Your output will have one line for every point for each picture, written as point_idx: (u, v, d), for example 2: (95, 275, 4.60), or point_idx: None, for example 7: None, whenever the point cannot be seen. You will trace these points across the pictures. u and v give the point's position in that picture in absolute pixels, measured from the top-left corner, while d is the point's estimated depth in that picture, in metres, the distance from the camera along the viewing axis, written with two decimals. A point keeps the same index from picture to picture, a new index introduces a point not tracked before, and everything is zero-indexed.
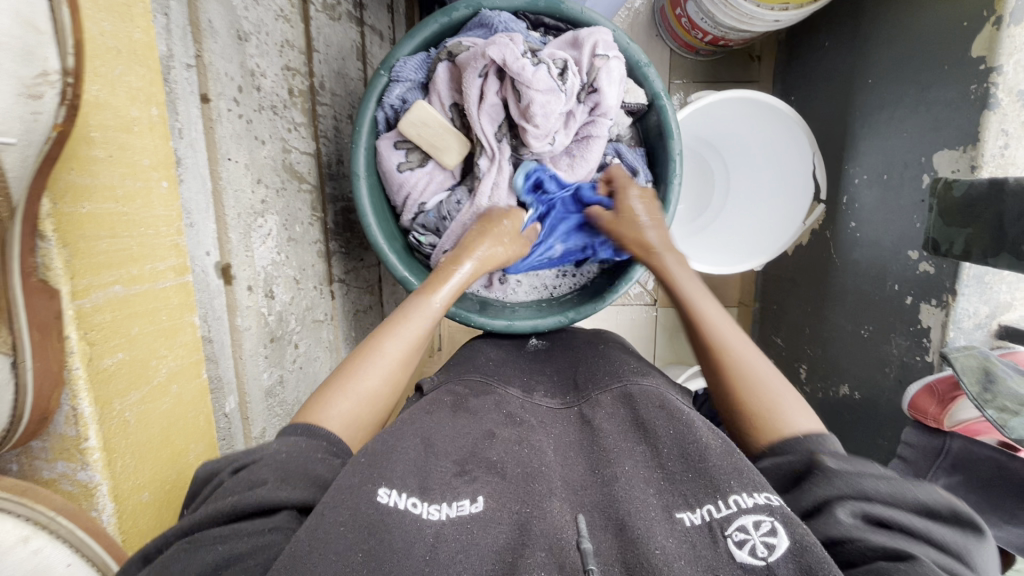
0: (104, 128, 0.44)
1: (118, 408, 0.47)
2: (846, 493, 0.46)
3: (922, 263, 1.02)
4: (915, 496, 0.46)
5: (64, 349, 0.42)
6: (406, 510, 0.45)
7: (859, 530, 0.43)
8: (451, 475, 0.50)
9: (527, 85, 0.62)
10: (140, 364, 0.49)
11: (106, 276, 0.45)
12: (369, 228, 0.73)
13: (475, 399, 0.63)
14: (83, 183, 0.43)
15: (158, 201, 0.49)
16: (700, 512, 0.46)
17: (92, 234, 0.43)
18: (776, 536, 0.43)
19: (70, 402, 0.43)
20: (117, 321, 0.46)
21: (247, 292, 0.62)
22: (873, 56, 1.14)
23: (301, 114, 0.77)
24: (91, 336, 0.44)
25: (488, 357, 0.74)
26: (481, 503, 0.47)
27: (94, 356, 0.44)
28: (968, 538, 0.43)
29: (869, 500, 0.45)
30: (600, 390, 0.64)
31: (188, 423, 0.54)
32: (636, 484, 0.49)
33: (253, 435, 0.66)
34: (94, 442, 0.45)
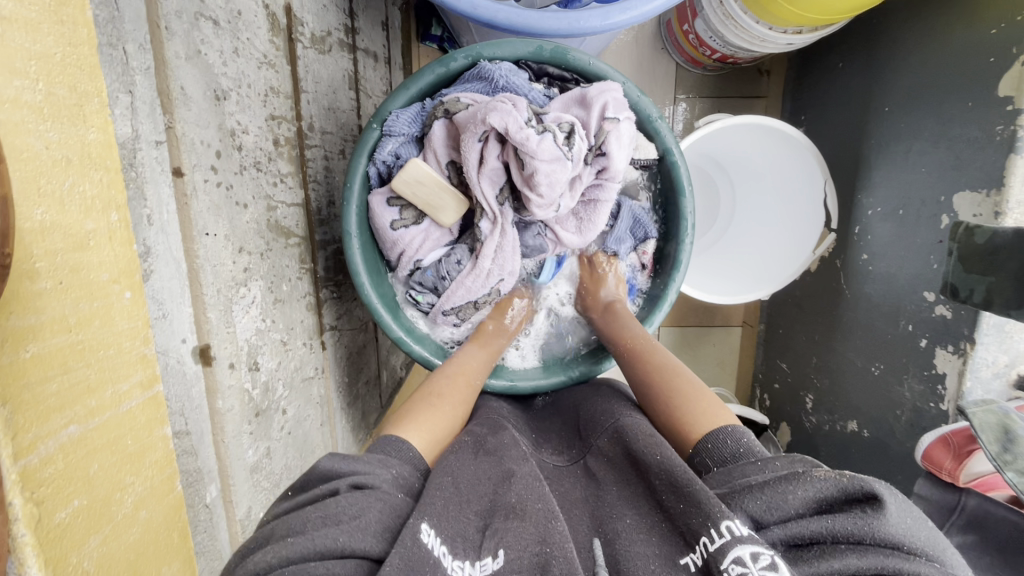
0: (51, 253, 0.33)
1: (75, 559, 0.35)
2: (752, 531, 0.45)
3: (938, 307, 0.98)
4: (801, 495, 0.44)
5: (6, 517, 0.30)
6: (438, 561, 0.43)
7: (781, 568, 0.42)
8: (476, 531, 0.48)
9: (531, 155, 0.55)
10: (101, 502, 0.37)
11: (57, 420, 0.33)
12: (361, 288, 0.68)
13: (492, 438, 0.61)
14: (28, 325, 0.32)
15: (119, 315, 0.38)
16: (699, 551, 0.44)
17: (39, 379, 0.32)
18: (775, 570, 0.39)
19: (15, 570, 0.31)
20: (71, 466, 0.35)
21: (228, 370, 0.58)
22: (890, 83, 1.09)
23: (288, 163, 0.72)
24: (41, 493, 0.32)
25: (502, 403, 0.73)
26: (503, 557, 0.44)
27: (43, 515, 0.32)
28: (868, 515, 0.41)
29: (766, 527, 0.44)
30: (599, 435, 0.63)
31: (161, 550, 0.43)
32: (637, 539, 0.48)
33: (238, 517, 0.62)
34: None
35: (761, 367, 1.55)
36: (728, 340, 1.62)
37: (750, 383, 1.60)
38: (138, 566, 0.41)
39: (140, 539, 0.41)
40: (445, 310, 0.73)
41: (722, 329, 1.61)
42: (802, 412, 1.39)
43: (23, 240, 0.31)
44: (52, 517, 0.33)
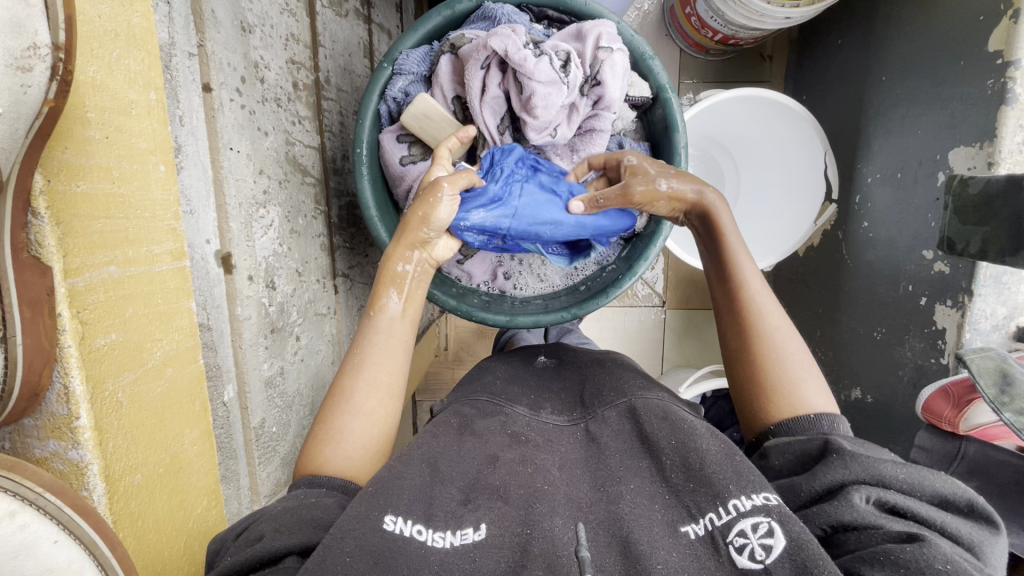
0: (101, 109, 0.41)
1: (111, 387, 0.43)
2: (863, 479, 0.45)
3: (937, 263, 1.00)
4: (933, 490, 0.45)
5: (57, 326, 0.39)
6: (410, 539, 0.45)
7: (874, 516, 0.43)
8: (456, 503, 0.49)
9: (529, 76, 0.62)
10: (134, 345, 0.45)
11: (100, 257, 0.41)
12: (371, 220, 0.73)
13: (481, 421, 0.60)
14: (79, 163, 0.40)
15: (155, 184, 0.46)
16: (702, 522, 0.46)
17: (87, 214, 0.40)
18: (773, 536, 0.42)
19: (61, 379, 0.39)
20: (112, 301, 0.43)
21: (248, 282, 0.62)
22: (886, 52, 1.12)
23: (306, 107, 0.77)
24: (85, 315, 0.40)
25: (496, 376, 0.73)
26: (483, 531, 0.46)
27: (87, 334, 0.41)
28: (986, 536, 0.42)
29: (886, 487, 0.44)
30: (606, 404, 0.60)
31: (183, 412, 0.50)
32: (642, 503, 0.48)
33: (252, 425, 0.66)
34: (84, 421, 0.41)
35: None
36: None
37: None
38: (164, 419, 0.48)
39: (166, 392, 0.48)
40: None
41: None
42: None
43: (79, 92, 0.40)
44: (92, 338, 0.41)
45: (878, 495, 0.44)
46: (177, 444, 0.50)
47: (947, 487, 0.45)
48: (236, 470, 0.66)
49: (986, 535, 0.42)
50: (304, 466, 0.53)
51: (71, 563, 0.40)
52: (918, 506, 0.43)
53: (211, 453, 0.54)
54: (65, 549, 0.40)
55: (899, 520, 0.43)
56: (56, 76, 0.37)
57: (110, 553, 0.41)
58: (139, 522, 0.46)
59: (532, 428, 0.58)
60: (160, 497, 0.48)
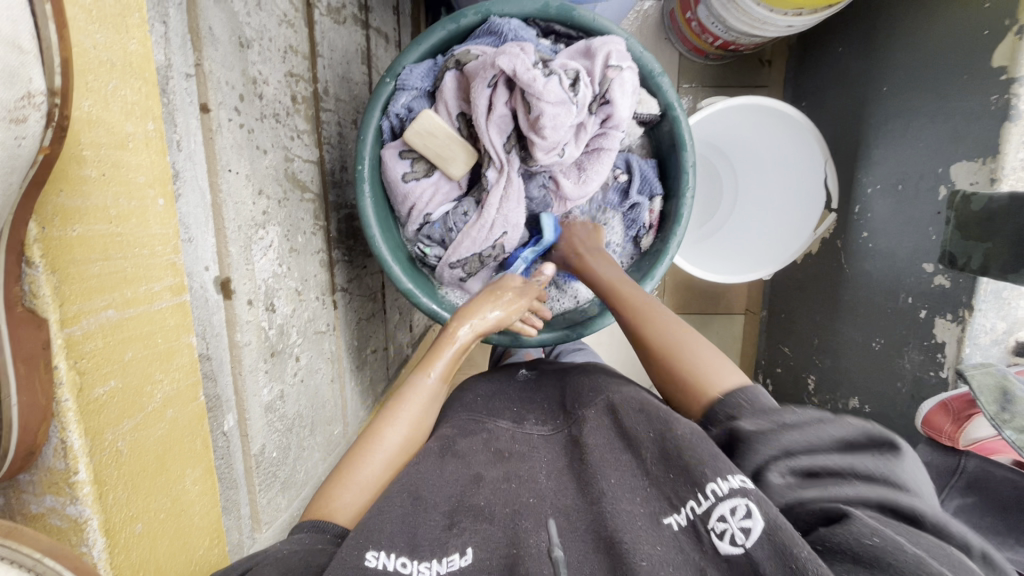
0: (95, 146, 0.39)
1: (110, 438, 0.41)
2: (773, 455, 0.44)
3: (937, 277, 1.00)
4: (832, 435, 0.44)
5: (53, 380, 0.37)
6: (394, 573, 0.43)
7: (790, 491, 0.41)
8: (442, 529, 0.48)
9: (538, 96, 0.60)
10: (133, 390, 0.43)
11: (98, 301, 0.39)
12: (372, 239, 0.71)
13: (463, 440, 0.60)
14: (73, 206, 0.38)
15: (154, 220, 0.43)
16: (684, 512, 0.44)
17: (83, 259, 0.38)
18: (752, 518, 0.39)
19: (59, 434, 0.38)
20: (110, 347, 0.41)
21: (246, 306, 0.60)
22: (888, 62, 1.12)
23: (304, 120, 0.75)
24: (82, 364, 0.38)
25: (476, 393, 0.72)
26: (470, 556, 0.45)
27: (84, 386, 0.39)
28: (889, 461, 0.41)
29: (794, 456, 0.43)
30: (587, 407, 0.61)
31: (184, 454, 0.49)
32: (624, 497, 0.47)
33: (252, 453, 0.64)
34: (83, 475, 0.39)
35: (764, 353, 1.55)
36: (731, 327, 1.62)
37: (753, 368, 1.60)
38: (165, 462, 0.46)
39: (166, 435, 0.46)
40: (452, 262, 0.75)
41: (725, 315, 1.61)
42: (805, 394, 1.39)
43: (75, 130, 0.38)
44: (91, 390, 0.39)
45: (791, 467, 0.43)
46: (178, 486, 0.48)
47: (842, 429, 0.44)
48: (236, 499, 0.64)
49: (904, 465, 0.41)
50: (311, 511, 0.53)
51: None
52: (831, 460, 0.42)
53: (212, 492, 0.52)
54: None
55: (821, 482, 0.41)
56: (52, 124, 0.35)
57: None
58: (140, 572, 0.44)
59: (514, 442, 0.59)
60: (161, 542, 0.47)
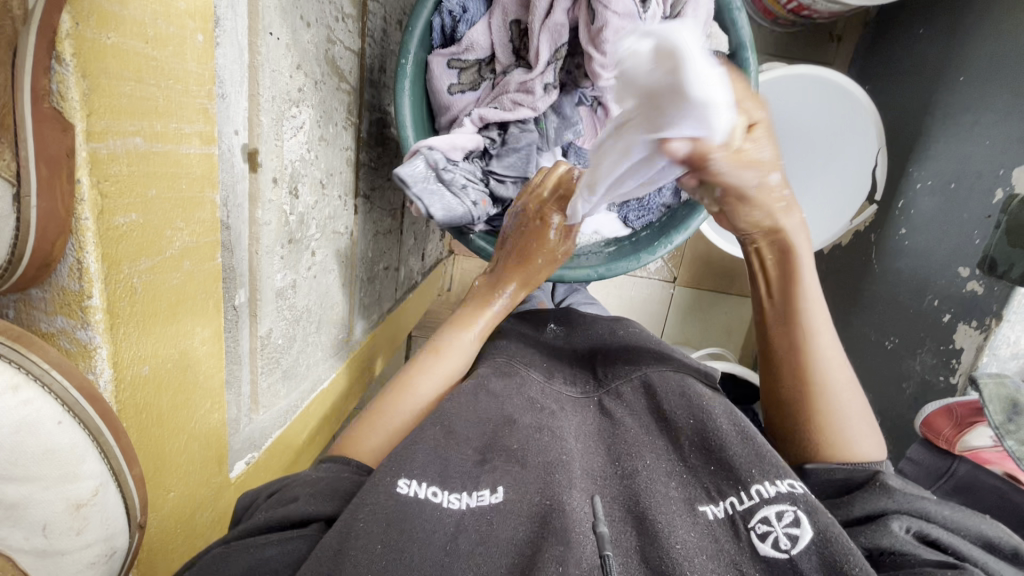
0: None
1: (127, 272, 0.35)
2: (904, 510, 0.46)
3: (970, 282, 0.96)
4: (976, 533, 0.47)
5: (74, 195, 0.31)
6: (425, 500, 0.45)
7: (911, 543, 0.43)
8: (473, 464, 0.49)
9: (605, 4, 0.57)
10: (154, 230, 0.38)
11: (126, 124, 0.34)
12: (405, 140, 0.68)
13: (495, 380, 0.60)
14: (112, 10, 0.31)
15: (191, 54, 0.38)
16: (723, 504, 0.46)
17: (115, 73, 0.32)
18: (800, 527, 0.42)
19: (75, 254, 0.32)
20: (135, 177, 0.35)
21: (271, 184, 0.58)
22: (969, 50, 1.05)
23: (351, 4, 0.70)
24: (105, 187, 0.33)
25: (509, 338, 0.70)
26: (501, 493, 0.46)
27: (105, 210, 0.33)
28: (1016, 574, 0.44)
29: (928, 523, 0.45)
30: (620, 379, 0.62)
31: (196, 308, 0.44)
32: (658, 476, 0.49)
33: (259, 334, 0.62)
34: (97, 302, 0.34)
35: None
36: None
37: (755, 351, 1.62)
38: (177, 311, 0.42)
39: (181, 285, 0.41)
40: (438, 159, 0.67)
41: None
42: None
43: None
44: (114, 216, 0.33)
45: (917, 523, 0.45)
46: (186, 340, 0.43)
47: (966, 525, 0.47)
48: (239, 376, 0.61)
49: None
50: (339, 449, 0.54)
51: (74, 446, 0.34)
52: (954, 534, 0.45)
53: (218, 354, 0.48)
54: (68, 432, 0.34)
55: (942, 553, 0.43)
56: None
57: (122, 461, 0.37)
58: (145, 417, 0.40)
59: (547, 394, 0.60)
60: (166, 393, 0.42)
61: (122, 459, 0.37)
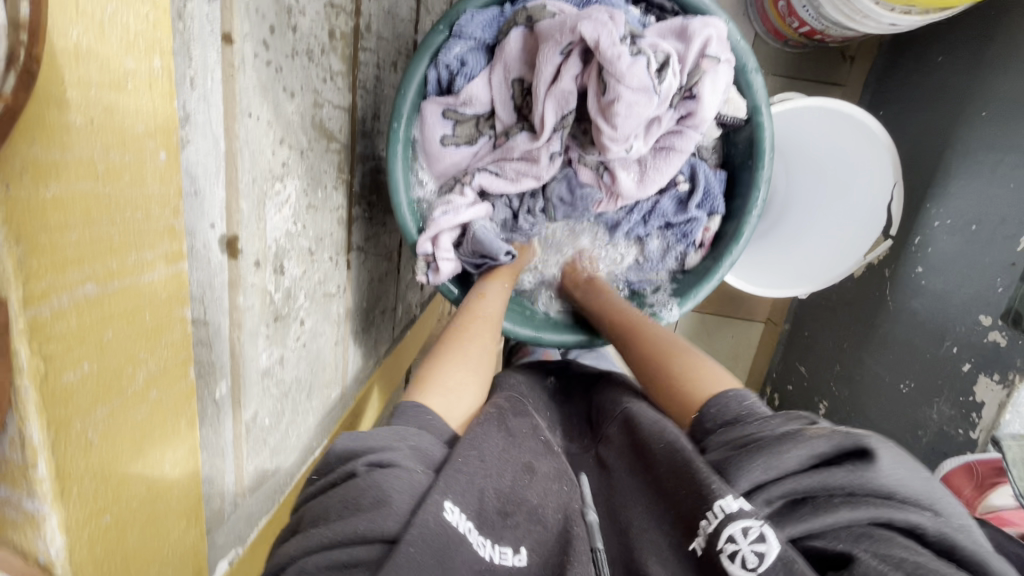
0: (88, 83, 0.29)
1: (79, 427, 0.32)
2: (764, 479, 0.40)
3: (992, 332, 0.92)
4: (797, 456, 0.41)
5: (12, 368, 0.27)
6: (463, 538, 0.39)
7: (794, 523, 0.38)
8: (498, 513, 0.43)
9: (618, 77, 0.52)
10: (113, 372, 0.34)
11: (74, 274, 0.30)
12: (399, 205, 0.64)
13: (515, 417, 0.56)
14: (51, 159, 0.28)
15: (151, 176, 0.35)
16: (707, 538, 0.41)
17: (58, 224, 0.28)
18: (766, 543, 0.37)
19: (15, 426, 0.29)
20: (87, 326, 0.31)
21: (253, 268, 0.55)
22: (993, 84, 1.00)
23: (340, 60, 0.66)
24: (49, 349, 0.29)
25: (514, 382, 0.71)
26: (525, 556, 0.41)
27: (51, 372, 0.29)
28: (852, 473, 0.39)
29: (784, 478, 0.40)
30: (609, 424, 0.60)
31: (166, 434, 0.41)
32: (651, 522, 0.46)
33: (244, 419, 0.59)
34: (43, 471, 0.30)
35: (778, 367, 1.53)
36: (749, 334, 1.59)
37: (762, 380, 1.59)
38: (143, 445, 0.38)
39: (147, 418, 0.38)
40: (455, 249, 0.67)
41: (744, 322, 1.57)
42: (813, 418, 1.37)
43: (54, 63, 0.27)
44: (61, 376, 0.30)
45: (784, 491, 0.40)
46: (155, 470, 0.40)
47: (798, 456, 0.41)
48: (222, 467, 0.57)
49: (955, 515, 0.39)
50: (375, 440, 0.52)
51: None
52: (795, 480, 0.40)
53: (192, 470, 0.45)
54: None
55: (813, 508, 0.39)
56: (16, 62, 0.24)
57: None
58: (109, 568, 0.37)
59: (543, 450, 0.58)
60: (133, 532, 0.38)
61: None
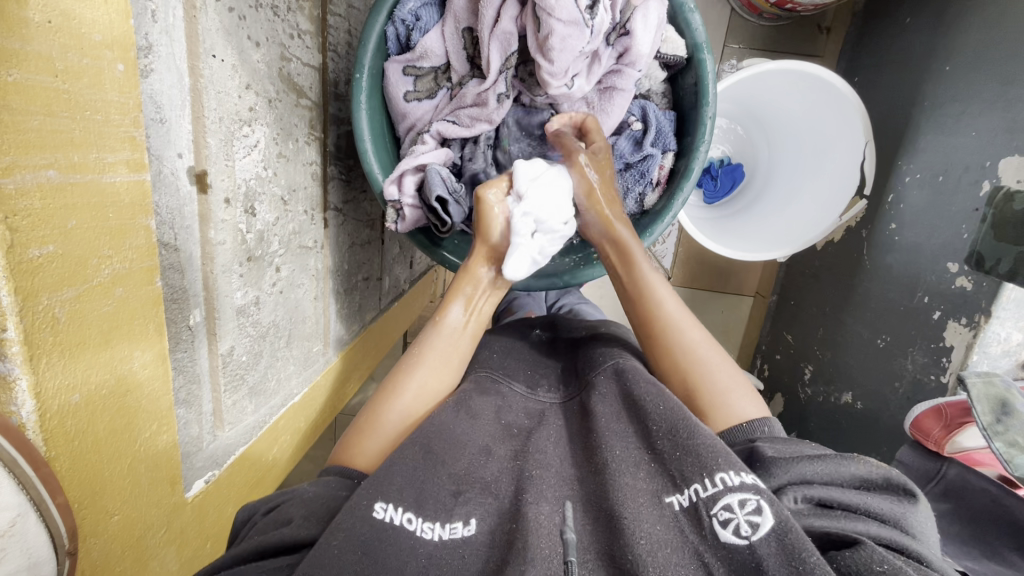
0: None
1: (46, 302, 0.36)
2: (789, 481, 0.47)
3: (959, 278, 0.94)
4: (852, 473, 0.47)
5: None
6: (400, 527, 0.45)
7: (804, 517, 0.45)
8: (449, 495, 0.49)
9: (549, 11, 0.55)
10: (78, 260, 0.38)
11: (36, 158, 0.34)
12: (364, 154, 0.67)
13: (479, 398, 0.62)
14: (12, 49, 0.32)
15: (110, 84, 0.39)
16: (687, 493, 0.45)
17: (18, 109, 0.32)
18: (762, 514, 0.41)
19: None
20: (51, 209, 0.35)
21: (223, 205, 0.58)
22: (954, 39, 1.02)
23: (308, 20, 0.70)
24: (16, 222, 0.33)
25: (493, 348, 0.74)
26: (473, 527, 0.46)
27: (18, 244, 0.33)
28: (904, 506, 0.45)
29: (809, 483, 0.47)
30: (594, 376, 0.64)
31: (133, 333, 0.44)
32: (627, 470, 0.49)
33: (220, 352, 0.63)
34: (13, 334, 0.34)
35: (766, 337, 1.55)
36: (737, 306, 1.61)
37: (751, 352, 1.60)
38: (110, 337, 0.42)
39: (114, 312, 0.42)
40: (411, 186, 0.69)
41: (732, 294, 1.59)
42: (799, 383, 1.38)
43: None
44: (26, 249, 0.34)
45: (810, 496, 0.46)
46: (123, 366, 0.44)
47: (861, 469, 0.47)
48: (198, 394, 0.61)
49: (905, 503, 0.45)
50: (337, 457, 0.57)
51: None
52: (847, 497, 0.45)
53: (162, 378, 0.48)
54: None
55: (832, 514, 0.44)
56: None
57: (44, 490, 0.36)
58: (78, 445, 0.40)
59: (528, 410, 0.62)
60: (103, 418, 0.42)
61: (44, 488, 0.36)
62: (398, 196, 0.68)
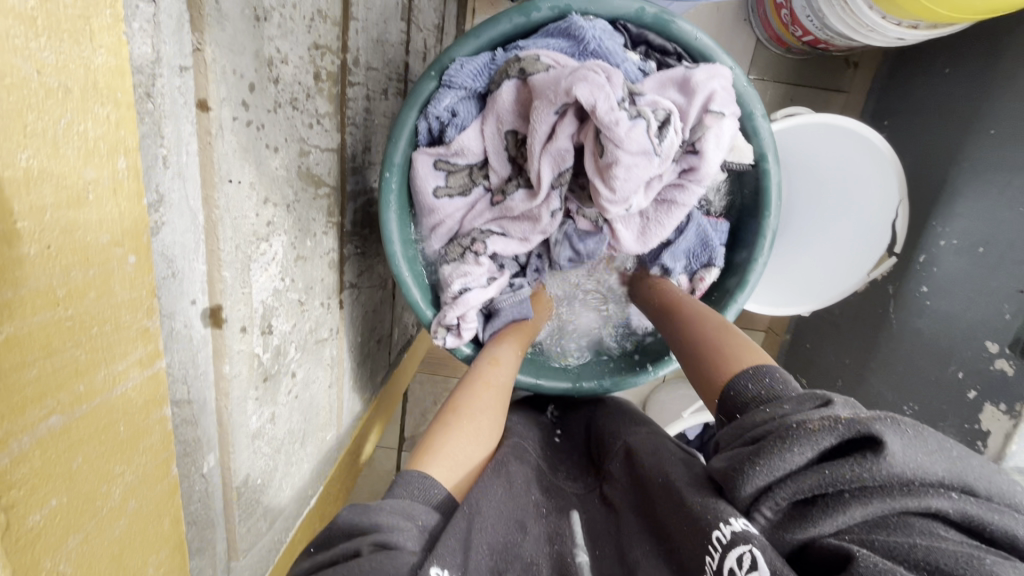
0: (40, 212, 0.26)
1: (48, 567, 0.30)
2: (756, 489, 0.41)
3: (999, 360, 0.91)
4: (798, 452, 0.40)
5: None
6: None
7: (783, 530, 0.40)
8: (491, 574, 0.45)
9: (617, 142, 0.50)
10: (86, 498, 0.32)
11: (35, 412, 0.28)
12: (393, 257, 0.62)
13: (514, 464, 0.59)
14: (3, 300, 0.25)
15: (120, 285, 0.32)
16: None
17: (13, 365, 0.26)
18: None
19: None
20: (54, 459, 0.29)
21: (239, 334, 0.52)
22: (1000, 101, 0.97)
23: (327, 102, 0.63)
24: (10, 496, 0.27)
25: (514, 422, 0.68)
26: None
27: (14, 519, 0.27)
28: (859, 461, 0.37)
29: (772, 486, 0.41)
30: (615, 460, 0.61)
31: (146, 541, 0.38)
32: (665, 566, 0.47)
33: (235, 485, 0.57)
34: None
35: None
36: None
37: None
38: (122, 560, 0.36)
39: (126, 532, 0.36)
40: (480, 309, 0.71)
41: None
42: None
43: (5, 198, 0.24)
44: (23, 523, 0.27)
45: (781, 498, 0.40)
46: None
47: (815, 442, 0.39)
48: (212, 536, 0.56)
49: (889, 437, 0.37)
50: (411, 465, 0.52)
51: None
52: (809, 481, 0.39)
53: (173, 569, 0.42)
54: None
55: (817, 514, 0.38)
56: None
57: None
58: None
59: (546, 493, 0.59)
60: None
61: None
62: (455, 322, 0.65)
